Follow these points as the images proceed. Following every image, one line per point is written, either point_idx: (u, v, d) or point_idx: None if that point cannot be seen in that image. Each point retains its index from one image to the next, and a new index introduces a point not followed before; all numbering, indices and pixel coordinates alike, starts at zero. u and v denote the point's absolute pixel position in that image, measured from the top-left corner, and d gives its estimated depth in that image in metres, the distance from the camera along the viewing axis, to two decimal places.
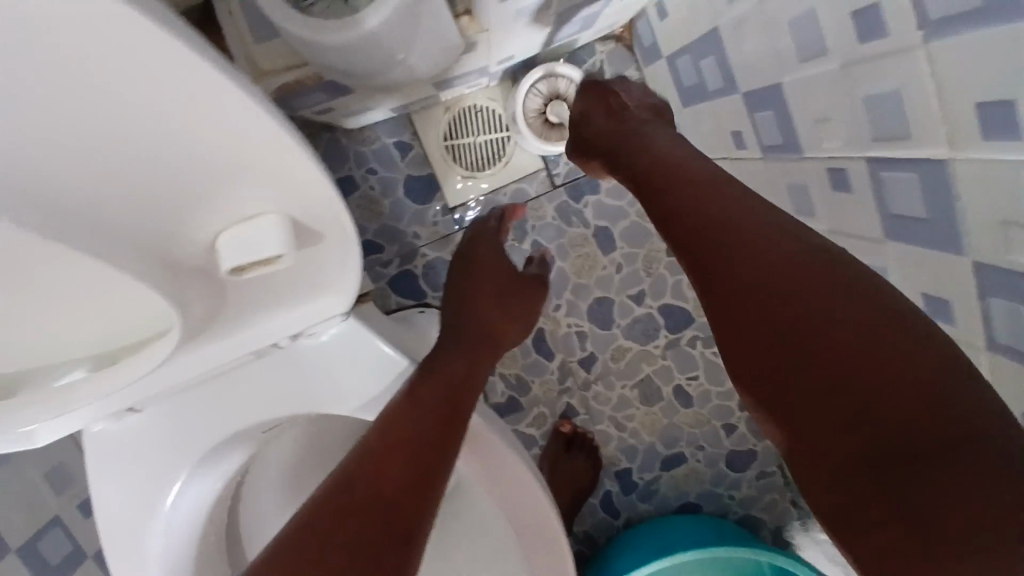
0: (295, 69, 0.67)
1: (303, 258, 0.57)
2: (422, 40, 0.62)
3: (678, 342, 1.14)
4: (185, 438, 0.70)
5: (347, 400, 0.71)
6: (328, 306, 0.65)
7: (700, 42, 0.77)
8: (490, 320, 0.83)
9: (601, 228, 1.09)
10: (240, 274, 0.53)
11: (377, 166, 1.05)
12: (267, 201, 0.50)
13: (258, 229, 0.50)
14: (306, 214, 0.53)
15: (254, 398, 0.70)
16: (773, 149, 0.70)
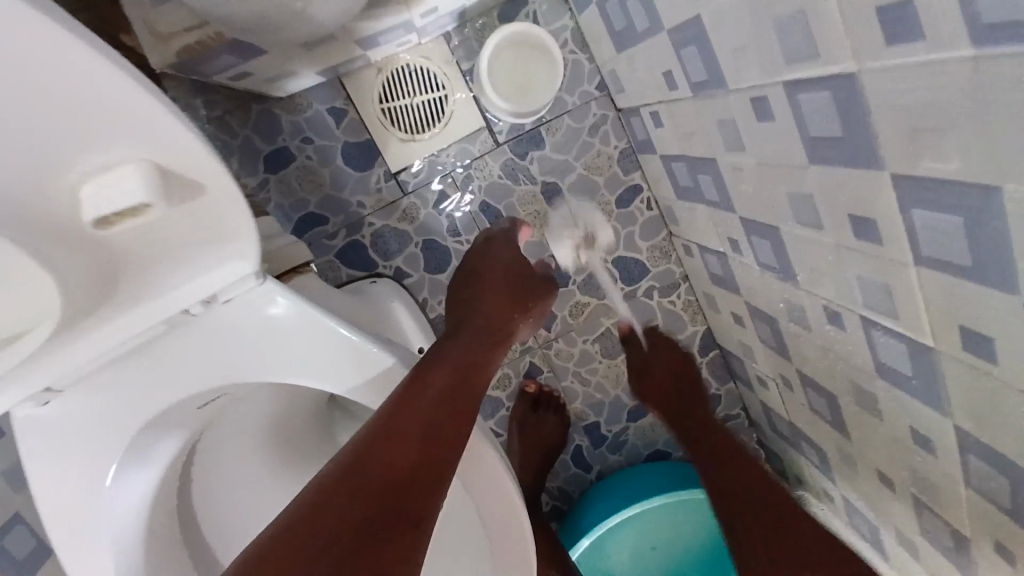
0: (195, 31, 0.64)
1: (180, 215, 0.59)
2: None
3: (635, 293, 1.14)
4: (122, 409, 0.68)
5: (277, 368, 0.69)
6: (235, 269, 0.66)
7: None
8: (497, 305, 0.81)
9: (549, 184, 1.08)
10: (105, 227, 0.56)
11: (313, 135, 1.02)
12: (134, 154, 0.52)
13: (121, 179, 0.52)
14: (174, 163, 0.55)
15: (183, 373, 0.69)
16: (700, 86, 0.69)
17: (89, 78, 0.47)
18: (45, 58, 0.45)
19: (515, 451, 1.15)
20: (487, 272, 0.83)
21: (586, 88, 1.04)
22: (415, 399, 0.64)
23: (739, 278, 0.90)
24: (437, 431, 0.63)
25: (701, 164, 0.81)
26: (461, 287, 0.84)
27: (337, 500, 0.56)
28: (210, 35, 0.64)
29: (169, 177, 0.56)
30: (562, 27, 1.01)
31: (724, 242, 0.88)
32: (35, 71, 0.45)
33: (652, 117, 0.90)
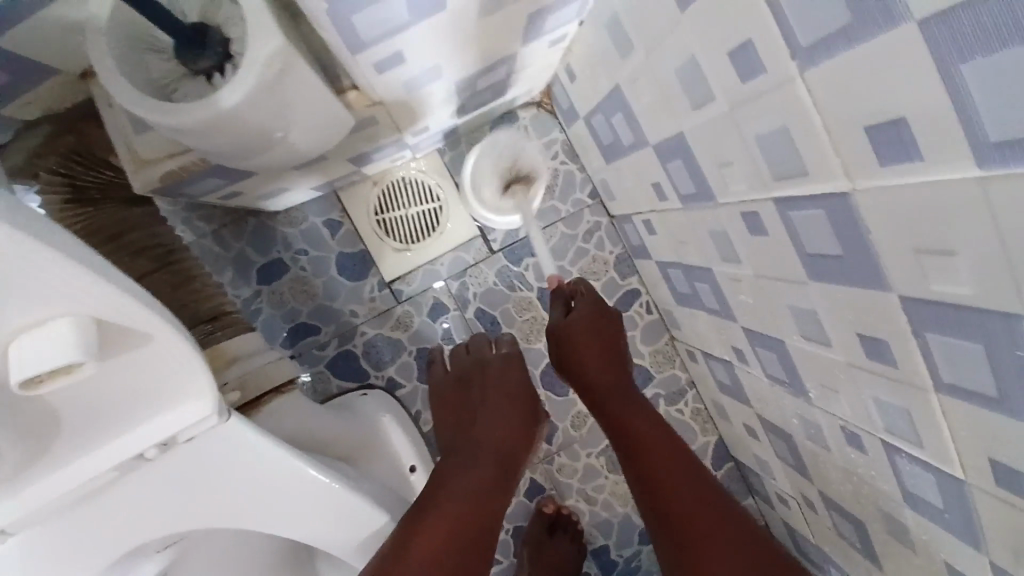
0: (177, 156, 0.59)
1: (109, 364, 0.49)
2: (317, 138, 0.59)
3: None
4: (75, 554, 0.58)
5: (250, 514, 0.62)
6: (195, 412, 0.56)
7: (607, 100, 0.76)
8: (501, 406, 0.75)
9: (546, 290, 1.05)
10: (30, 389, 0.44)
11: (307, 246, 1.02)
12: (60, 309, 0.43)
13: (45, 342, 0.43)
14: (111, 310, 0.45)
15: (133, 522, 0.59)
16: (689, 198, 0.67)
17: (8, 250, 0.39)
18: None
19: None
20: (477, 381, 0.80)
21: (579, 196, 1.04)
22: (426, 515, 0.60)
23: (748, 391, 0.85)
24: (451, 574, 0.56)
25: (697, 271, 0.78)
26: (453, 395, 0.81)
27: None
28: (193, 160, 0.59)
29: (105, 328, 0.46)
30: (552, 140, 1.03)
31: (728, 351, 0.84)
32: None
33: (645, 225, 0.89)
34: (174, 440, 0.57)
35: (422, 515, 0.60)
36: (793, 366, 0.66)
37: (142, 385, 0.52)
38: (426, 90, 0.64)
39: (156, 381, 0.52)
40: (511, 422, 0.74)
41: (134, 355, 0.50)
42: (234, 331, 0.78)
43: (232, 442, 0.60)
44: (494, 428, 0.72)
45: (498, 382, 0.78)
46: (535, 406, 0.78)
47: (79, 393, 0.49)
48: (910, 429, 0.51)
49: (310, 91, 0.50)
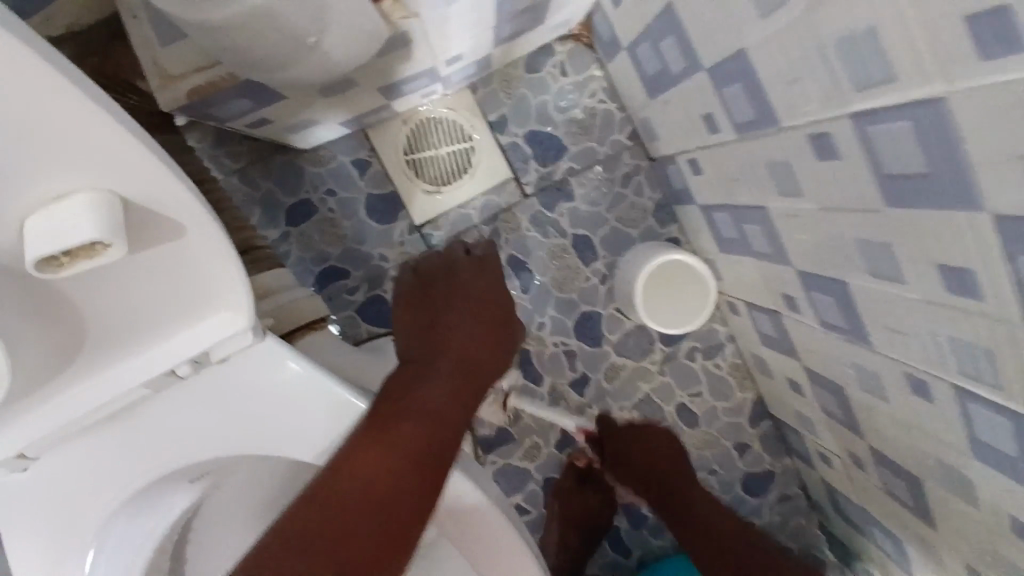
0: (206, 70, 0.56)
1: (142, 262, 0.50)
2: (349, 54, 0.55)
3: (676, 355, 1.03)
4: (110, 473, 0.59)
5: (274, 438, 0.61)
6: (227, 325, 0.57)
7: (654, 23, 0.70)
8: (469, 310, 0.75)
9: (581, 238, 1.00)
10: (54, 272, 0.44)
11: (336, 187, 0.98)
12: (89, 180, 0.44)
13: (68, 213, 0.43)
14: (142, 194, 0.46)
15: (159, 445, 0.60)
16: (746, 126, 0.62)
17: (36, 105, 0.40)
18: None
19: (553, 524, 1.05)
20: (450, 283, 0.79)
21: (617, 138, 0.99)
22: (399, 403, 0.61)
23: (796, 342, 0.81)
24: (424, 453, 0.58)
25: (747, 211, 0.74)
26: (418, 296, 0.80)
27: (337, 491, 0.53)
28: (220, 75, 0.55)
29: (132, 211, 0.47)
30: (590, 78, 0.97)
31: (777, 299, 0.79)
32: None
33: (690, 164, 0.84)
34: (207, 357, 0.58)
35: (393, 403, 0.61)
36: (854, 308, 0.62)
37: (173, 287, 0.53)
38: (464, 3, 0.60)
39: (187, 284, 0.53)
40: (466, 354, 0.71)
41: (163, 251, 0.50)
42: (264, 268, 0.77)
43: (263, 358, 0.60)
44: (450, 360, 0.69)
45: (475, 287, 0.79)
46: (503, 313, 0.78)
47: (115, 291, 0.51)
48: (990, 369, 0.46)
49: None
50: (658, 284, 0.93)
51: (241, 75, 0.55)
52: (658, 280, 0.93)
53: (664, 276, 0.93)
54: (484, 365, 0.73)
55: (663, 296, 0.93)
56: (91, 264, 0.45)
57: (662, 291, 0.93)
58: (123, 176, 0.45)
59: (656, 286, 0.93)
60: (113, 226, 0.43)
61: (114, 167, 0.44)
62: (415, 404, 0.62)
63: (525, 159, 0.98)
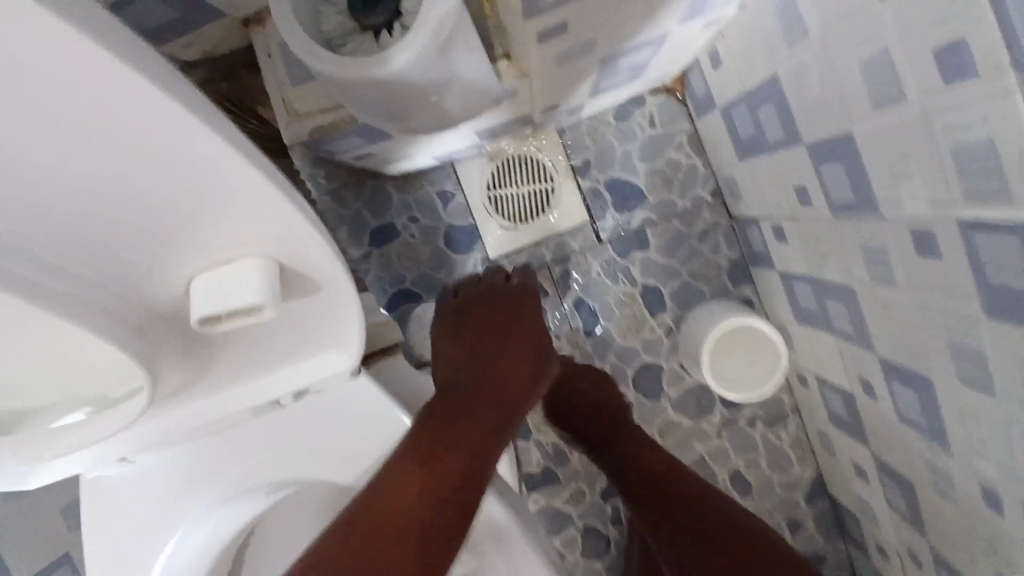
0: (330, 112, 0.60)
1: (282, 312, 0.51)
2: (464, 110, 0.58)
3: (736, 418, 1.02)
4: (202, 482, 0.64)
5: (350, 471, 0.65)
6: (336, 366, 0.59)
7: (756, 91, 0.71)
8: (516, 336, 0.74)
9: (651, 288, 1.01)
10: (213, 326, 0.45)
11: (419, 215, 1.02)
12: (259, 247, 0.44)
13: (238, 279, 0.44)
14: (299, 262, 0.47)
15: (251, 463, 0.65)
16: (842, 208, 0.62)
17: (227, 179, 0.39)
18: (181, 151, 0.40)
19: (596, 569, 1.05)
20: (494, 302, 0.78)
21: (699, 193, 0.99)
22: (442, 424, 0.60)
23: (867, 424, 0.79)
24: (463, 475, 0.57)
25: (831, 289, 0.73)
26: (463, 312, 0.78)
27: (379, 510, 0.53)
28: (343, 116, 0.60)
29: (286, 274, 0.47)
30: (679, 132, 0.99)
31: (853, 379, 0.78)
32: (139, 128, 0.34)
33: (774, 231, 0.84)
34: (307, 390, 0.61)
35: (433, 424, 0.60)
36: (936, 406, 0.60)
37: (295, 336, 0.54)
38: (575, 64, 0.63)
39: (308, 332, 0.54)
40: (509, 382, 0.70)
41: (304, 304, 0.51)
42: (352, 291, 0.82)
43: (348, 392, 0.64)
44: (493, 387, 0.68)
45: (520, 313, 0.77)
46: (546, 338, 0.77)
47: (248, 335, 0.52)
48: None
49: (468, 54, 0.50)
50: (723, 346, 0.93)
51: (363, 120, 0.59)
52: (724, 342, 0.92)
53: (729, 339, 0.93)
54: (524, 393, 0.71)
55: (726, 359, 0.92)
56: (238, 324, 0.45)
57: (725, 354, 0.92)
58: (289, 248, 0.45)
59: (720, 348, 0.92)
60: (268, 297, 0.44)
61: (283, 240, 0.44)
62: (457, 425, 0.61)
63: (604, 206, 1.00)
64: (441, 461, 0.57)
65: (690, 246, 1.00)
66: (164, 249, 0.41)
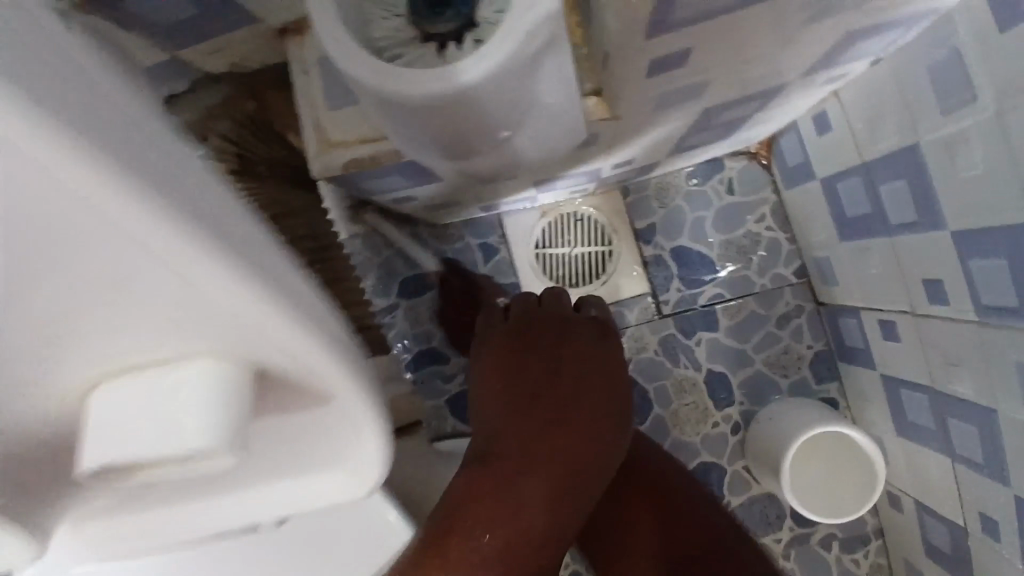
0: (372, 142, 0.49)
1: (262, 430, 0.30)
2: (536, 154, 0.48)
3: (808, 539, 0.86)
4: None
5: None
6: (327, 494, 0.34)
7: (885, 159, 0.59)
8: (581, 394, 0.49)
9: (716, 374, 0.87)
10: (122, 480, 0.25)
11: (457, 268, 0.91)
12: (208, 337, 0.23)
13: (167, 402, 0.23)
14: (277, 359, 0.26)
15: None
16: (999, 312, 0.50)
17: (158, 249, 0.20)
18: (186, 175, 0.22)
19: None
20: (560, 336, 0.53)
21: (780, 272, 0.87)
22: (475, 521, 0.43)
23: (979, 571, 0.64)
24: None
25: (960, 406, 0.59)
26: (509, 348, 0.53)
27: None
28: (387, 149, 0.49)
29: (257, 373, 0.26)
30: (760, 200, 0.87)
31: (969, 515, 0.63)
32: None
33: (880, 326, 0.71)
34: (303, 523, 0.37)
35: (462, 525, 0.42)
36: None
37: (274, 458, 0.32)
38: (674, 110, 0.52)
39: (293, 448, 0.32)
40: (556, 474, 0.46)
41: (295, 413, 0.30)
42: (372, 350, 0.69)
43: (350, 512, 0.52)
44: (537, 481, 0.45)
45: (595, 357, 0.52)
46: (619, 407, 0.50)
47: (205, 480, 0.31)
48: None
49: (562, 84, 0.39)
50: (806, 452, 0.78)
51: (408, 156, 0.48)
52: (807, 449, 0.78)
53: (812, 448, 0.77)
54: (575, 484, 0.47)
55: (807, 467, 0.77)
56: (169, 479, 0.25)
57: (805, 463, 0.77)
58: (263, 337, 0.24)
59: (801, 454, 0.78)
60: (224, 432, 0.24)
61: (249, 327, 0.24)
62: (498, 531, 0.43)
63: (668, 276, 0.88)
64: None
65: (765, 331, 0.87)
66: (16, 363, 0.21)
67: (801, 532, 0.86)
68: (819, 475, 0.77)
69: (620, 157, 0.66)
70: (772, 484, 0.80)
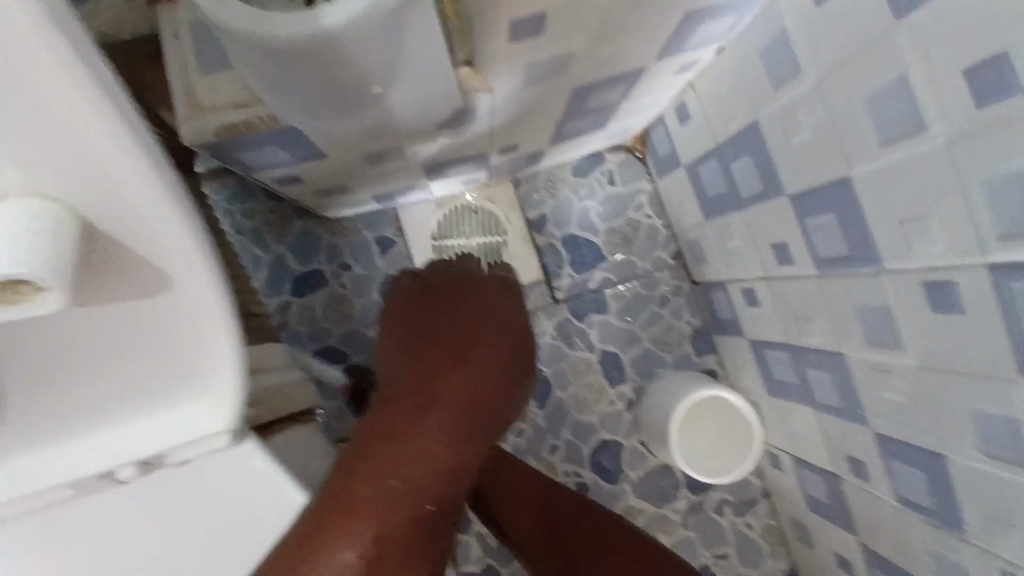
0: (244, 107, 0.48)
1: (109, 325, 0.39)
2: (417, 117, 0.49)
3: (702, 506, 0.91)
4: None
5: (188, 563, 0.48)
6: (202, 418, 0.48)
7: (731, 141, 0.66)
8: (479, 343, 0.53)
9: (608, 354, 0.92)
10: None
11: (352, 262, 0.90)
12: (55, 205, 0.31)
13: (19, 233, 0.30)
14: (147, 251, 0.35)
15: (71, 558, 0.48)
16: (831, 262, 0.57)
17: (50, 111, 0.28)
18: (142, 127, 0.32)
19: None
20: (454, 295, 0.57)
21: (660, 255, 0.93)
22: (385, 460, 0.44)
23: (856, 514, 0.70)
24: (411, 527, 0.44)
25: (811, 355, 0.66)
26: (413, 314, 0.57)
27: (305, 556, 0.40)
28: (258, 115, 0.48)
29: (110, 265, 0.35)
30: (638, 189, 0.93)
31: (836, 458, 0.69)
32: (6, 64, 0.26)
33: (744, 294, 0.77)
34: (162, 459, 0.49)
35: (371, 466, 0.44)
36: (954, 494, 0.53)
37: (119, 346, 0.41)
38: (547, 85, 0.55)
39: (141, 346, 0.41)
40: (460, 411, 0.49)
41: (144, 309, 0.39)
42: (261, 339, 0.67)
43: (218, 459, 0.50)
44: (444, 417, 0.48)
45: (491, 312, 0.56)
46: (513, 352, 0.55)
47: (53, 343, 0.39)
48: None
49: (427, 50, 0.41)
50: (686, 424, 0.83)
51: (282, 120, 0.48)
52: (688, 420, 0.83)
53: (691, 419, 0.83)
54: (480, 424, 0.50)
55: (688, 438, 0.83)
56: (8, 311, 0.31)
57: (686, 433, 0.83)
58: (105, 203, 0.32)
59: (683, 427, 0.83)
60: (46, 259, 0.30)
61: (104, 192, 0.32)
62: (407, 466, 0.45)
63: (561, 263, 0.92)
64: (379, 510, 0.43)
65: (650, 311, 0.93)
66: None
67: (696, 499, 0.91)
68: (703, 442, 0.83)
69: (507, 140, 0.69)
70: (663, 454, 0.85)
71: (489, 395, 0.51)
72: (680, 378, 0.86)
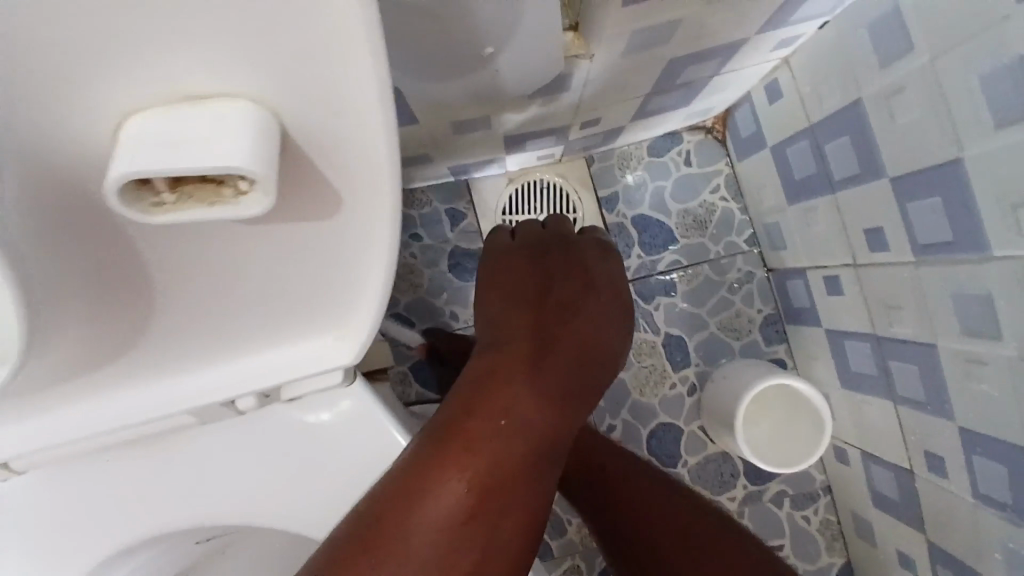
0: None
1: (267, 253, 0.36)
2: (516, 79, 0.50)
3: (760, 496, 0.90)
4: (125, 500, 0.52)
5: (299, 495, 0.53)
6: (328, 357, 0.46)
7: (828, 120, 0.65)
8: (574, 303, 0.56)
9: (674, 338, 0.91)
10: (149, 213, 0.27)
11: (424, 232, 0.91)
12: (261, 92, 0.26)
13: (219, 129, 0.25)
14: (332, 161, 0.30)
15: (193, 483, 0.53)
16: (931, 248, 0.55)
17: None
18: None
19: None
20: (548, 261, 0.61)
21: (733, 240, 0.91)
22: (493, 399, 0.46)
23: (926, 511, 0.68)
24: (521, 467, 0.44)
25: (896, 344, 0.64)
26: (506, 275, 0.60)
27: (423, 484, 0.41)
28: None
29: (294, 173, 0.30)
30: (716, 171, 0.92)
31: (913, 453, 0.67)
32: None
33: (825, 282, 0.75)
34: (278, 392, 0.50)
35: (480, 405, 0.45)
36: None
37: (271, 277, 0.37)
38: (645, 55, 0.55)
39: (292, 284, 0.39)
40: (566, 362, 0.52)
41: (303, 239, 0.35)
42: None
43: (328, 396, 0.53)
44: (556, 364, 0.50)
45: (583, 278, 0.60)
46: (604, 315, 0.58)
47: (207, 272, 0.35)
48: None
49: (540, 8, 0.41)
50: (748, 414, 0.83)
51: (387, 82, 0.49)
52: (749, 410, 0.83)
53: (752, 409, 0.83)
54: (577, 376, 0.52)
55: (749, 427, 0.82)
56: (204, 215, 0.27)
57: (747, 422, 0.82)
58: (317, 104, 0.27)
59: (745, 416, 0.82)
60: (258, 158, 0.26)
61: (310, 88, 0.27)
62: (515, 406, 0.46)
63: (630, 244, 0.91)
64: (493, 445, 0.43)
65: (719, 296, 0.91)
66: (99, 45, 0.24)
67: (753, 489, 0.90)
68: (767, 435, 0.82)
69: (594, 112, 0.69)
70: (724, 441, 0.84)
71: (583, 351, 0.54)
72: (739, 364, 0.86)
